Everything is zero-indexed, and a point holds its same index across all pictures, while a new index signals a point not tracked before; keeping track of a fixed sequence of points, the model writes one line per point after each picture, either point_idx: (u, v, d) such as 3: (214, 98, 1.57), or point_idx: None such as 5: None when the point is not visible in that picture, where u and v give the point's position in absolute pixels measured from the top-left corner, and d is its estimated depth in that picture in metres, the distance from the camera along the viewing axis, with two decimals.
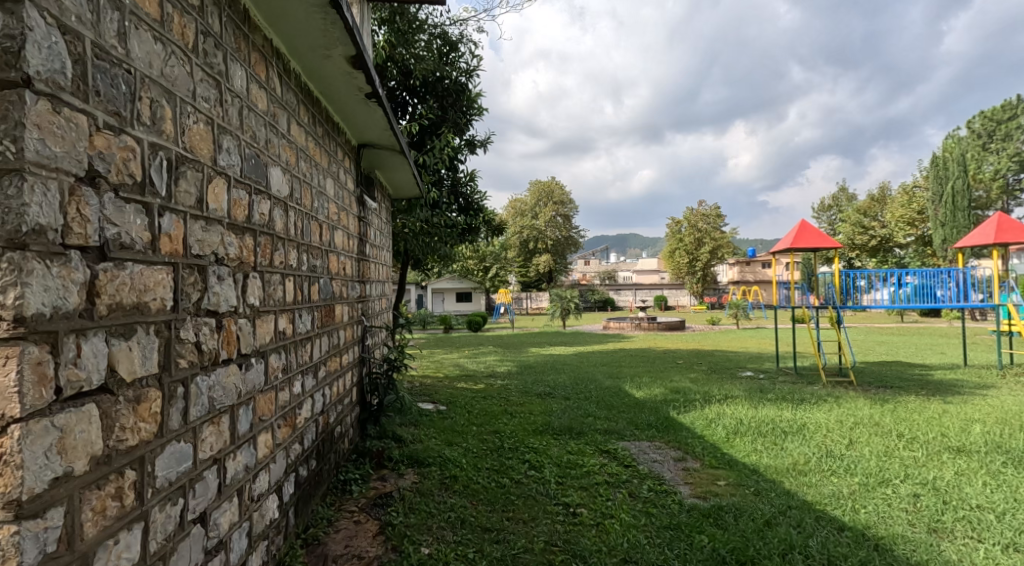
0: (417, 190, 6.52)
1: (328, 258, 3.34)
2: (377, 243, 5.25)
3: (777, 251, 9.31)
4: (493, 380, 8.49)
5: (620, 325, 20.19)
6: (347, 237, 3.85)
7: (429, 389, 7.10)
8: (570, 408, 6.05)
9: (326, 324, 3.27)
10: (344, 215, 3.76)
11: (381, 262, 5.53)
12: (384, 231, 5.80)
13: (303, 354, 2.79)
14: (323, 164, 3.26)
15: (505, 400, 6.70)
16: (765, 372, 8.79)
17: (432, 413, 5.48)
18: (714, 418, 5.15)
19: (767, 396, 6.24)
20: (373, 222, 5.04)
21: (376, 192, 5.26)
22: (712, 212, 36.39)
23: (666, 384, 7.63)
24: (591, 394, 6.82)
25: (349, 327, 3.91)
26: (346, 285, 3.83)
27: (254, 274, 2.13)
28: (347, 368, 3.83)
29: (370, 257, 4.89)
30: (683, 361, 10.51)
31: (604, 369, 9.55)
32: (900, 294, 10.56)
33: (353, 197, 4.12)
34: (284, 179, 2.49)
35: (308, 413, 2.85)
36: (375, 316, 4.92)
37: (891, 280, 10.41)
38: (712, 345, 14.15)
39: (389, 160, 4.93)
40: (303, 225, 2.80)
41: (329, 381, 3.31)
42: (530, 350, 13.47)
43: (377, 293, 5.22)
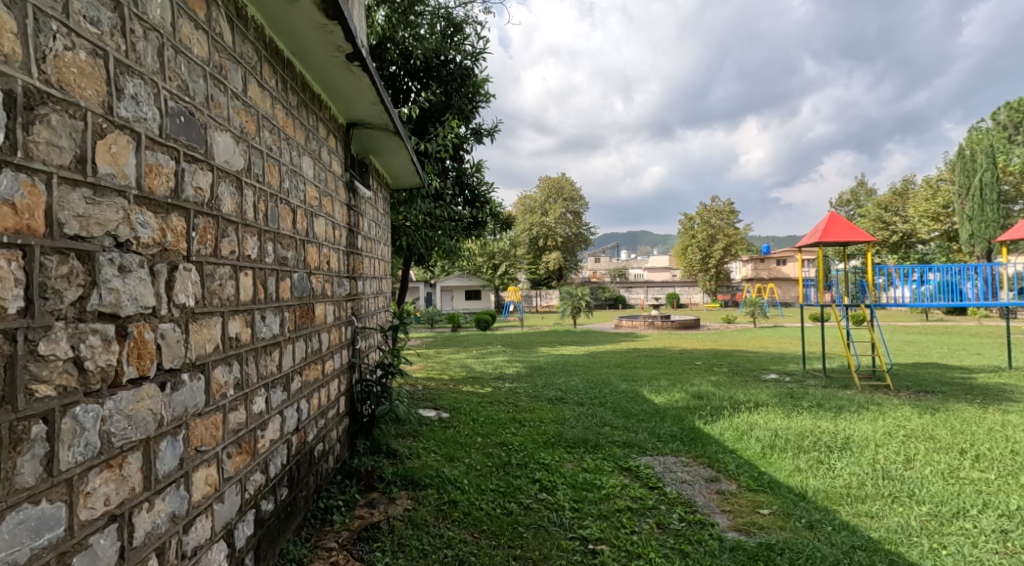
0: (417, 181, 6.05)
1: (306, 249, 2.87)
2: (371, 236, 4.79)
3: (804, 245, 8.75)
4: (501, 383, 8.01)
5: (632, 324, 19.66)
6: (331, 225, 3.38)
7: (433, 394, 6.63)
8: (584, 416, 5.55)
9: (303, 327, 2.80)
10: (327, 201, 3.29)
11: (377, 257, 5.06)
12: (381, 224, 5.32)
13: (266, 363, 2.31)
14: (297, 139, 2.78)
15: (513, 405, 6.23)
16: (791, 375, 8.26)
17: (432, 422, 5.02)
18: (745, 430, 4.64)
19: (801, 403, 5.71)
20: (366, 213, 4.58)
21: (370, 179, 4.79)
22: (725, 208, 35.81)
23: (686, 388, 7.12)
24: (607, 400, 6.32)
25: (334, 329, 3.44)
26: (330, 282, 3.35)
27: (186, 265, 1.66)
28: (332, 376, 3.37)
29: (362, 250, 4.41)
30: (701, 362, 9.99)
31: (618, 371, 9.05)
32: (922, 293, 9.77)
33: (340, 181, 3.65)
34: (235, 150, 2.01)
35: (274, 434, 2.37)
36: (369, 316, 4.45)
37: (912, 276, 9.63)
38: (730, 344, 13.59)
39: (384, 144, 4.48)
40: (266, 208, 2.32)
41: (306, 393, 2.84)
42: (540, 350, 12.99)
43: (372, 289, 4.76)
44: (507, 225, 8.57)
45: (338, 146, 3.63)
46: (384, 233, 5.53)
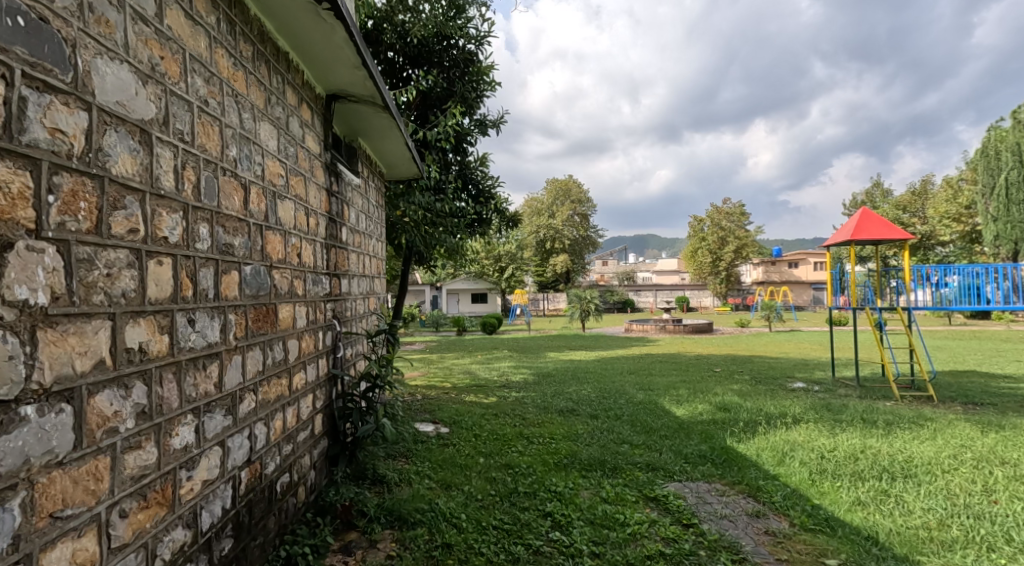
0: (414, 170, 5.51)
1: (264, 237, 2.32)
2: (361, 228, 4.25)
3: (832, 243, 8.15)
4: (507, 392, 7.46)
5: (642, 328, 19.04)
6: (302, 210, 2.83)
7: (433, 405, 6.09)
8: (599, 433, 4.98)
9: (259, 333, 2.24)
10: (297, 180, 2.74)
11: (369, 253, 4.51)
12: (374, 216, 4.80)
13: (196, 382, 1.76)
14: (253, 101, 2.25)
15: (520, 418, 5.68)
16: (819, 385, 7.68)
17: (430, 439, 4.46)
18: (786, 450, 4.06)
19: (841, 418, 5.12)
20: (354, 201, 4.04)
21: (358, 165, 4.25)
22: (736, 210, 35.17)
23: (708, 399, 6.56)
24: (623, 413, 5.74)
25: (307, 336, 2.88)
26: (301, 278, 2.79)
27: (33, 248, 1.14)
28: (304, 392, 2.82)
29: (348, 244, 3.85)
30: (719, 369, 9.40)
31: (633, 379, 8.49)
32: (939, 296, 9.03)
33: (317, 161, 3.11)
34: (147, 93, 1.48)
35: (210, 473, 1.82)
36: (355, 320, 3.88)
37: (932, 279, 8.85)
38: (747, 350, 12.97)
39: (375, 125, 3.96)
40: (199, 177, 1.77)
41: (263, 415, 2.29)
42: (549, 355, 12.44)
43: (362, 290, 4.23)
44: (514, 223, 8.02)
45: (315, 120, 3.10)
46: (378, 227, 5.01)
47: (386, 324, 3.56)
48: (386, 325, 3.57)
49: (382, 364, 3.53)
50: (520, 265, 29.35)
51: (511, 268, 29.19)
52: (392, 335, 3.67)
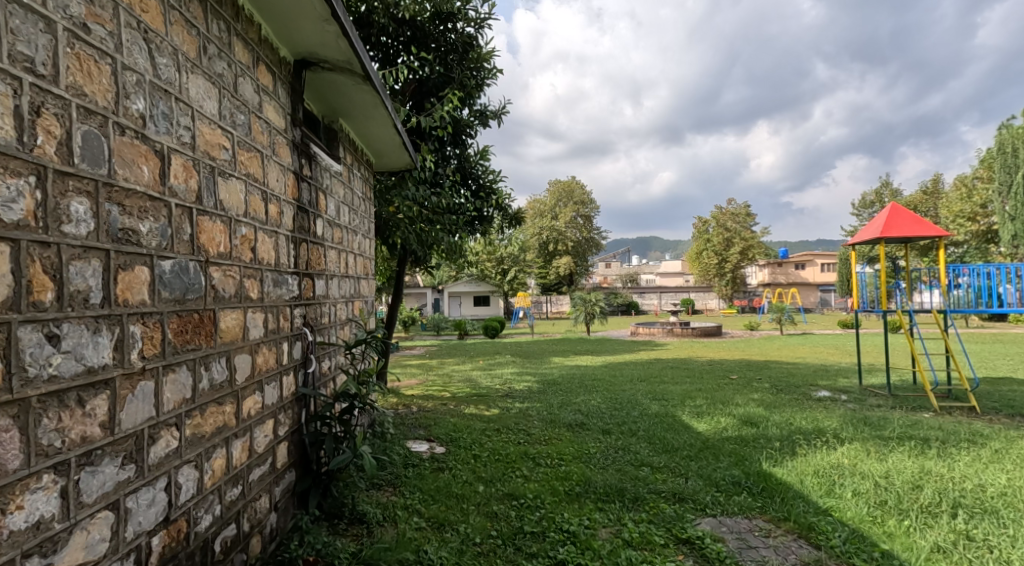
0: (407, 160, 4.97)
1: (195, 223, 1.78)
2: (342, 221, 3.73)
3: (858, 241, 7.55)
4: (511, 402, 6.94)
5: (649, 331, 18.48)
6: (257, 193, 2.30)
7: (428, 418, 5.56)
8: (614, 453, 4.43)
9: (186, 350, 1.71)
10: (248, 157, 2.20)
11: (353, 251, 3.99)
12: (360, 210, 4.27)
13: (62, 423, 1.24)
14: (179, 44, 1.70)
15: (524, 434, 5.14)
16: (846, 396, 7.16)
17: (422, 463, 3.92)
18: (833, 476, 3.52)
19: (884, 434, 4.58)
20: (333, 189, 3.51)
21: (339, 149, 3.72)
22: (742, 211, 34.58)
23: (730, 411, 6.02)
24: (638, 428, 5.20)
25: (264, 349, 2.34)
26: (254, 277, 2.25)
27: None
28: (260, 419, 2.28)
29: (325, 239, 3.32)
30: (735, 376, 8.88)
31: (644, 387, 7.97)
32: (955, 299, 8.22)
33: (280, 137, 2.58)
34: None
35: (88, 552, 1.31)
36: (333, 327, 3.34)
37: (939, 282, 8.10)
38: (761, 355, 12.43)
39: (357, 102, 3.45)
40: (70, 132, 1.26)
41: (194, 456, 1.75)
42: (553, 360, 11.91)
43: (345, 293, 3.71)
44: (516, 221, 7.48)
45: (278, 89, 2.56)
46: (366, 222, 4.49)
47: (369, 330, 3.03)
48: (369, 331, 3.04)
49: (362, 380, 2.99)
50: (524, 267, 28.88)
51: (513, 270, 28.69)
52: (376, 343, 3.14)
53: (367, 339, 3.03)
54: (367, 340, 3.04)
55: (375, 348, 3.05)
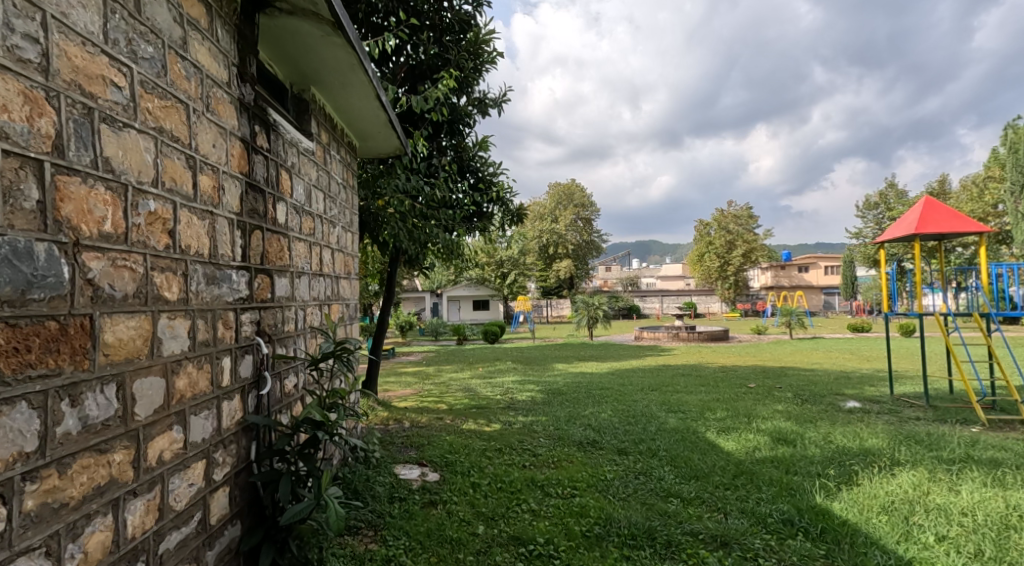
0: (396, 145, 4.39)
1: (49, 184, 1.22)
2: (315, 210, 3.12)
3: (889, 238, 6.97)
4: (514, 415, 6.36)
5: (654, 335, 17.90)
6: (180, 158, 1.69)
7: (421, 436, 4.97)
8: (635, 480, 3.84)
9: (20, 378, 1.15)
10: (162, 106, 1.59)
11: (329, 246, 3.38)
12: (339, 199, 3.67)
13: None
14: None
15: (529, 454, 4.55)
16: (878, 407, 6.59)
17: (412, 497, 3.31)
18: (906, 513, 2.93)
19: (944, 456, 3.99)
20: (302, 170, 2.91)
21: (310, 123, 3.12)
22: (745, 212, 34.03)
23: (756, 427, 5.44)
24: (658, 447, 4.62)
25: (192, 368, 1.74)
26: (173, 272, 1.65)
27: None
28: (182, 464, 1.67)
29: (290, 228, 2.72)
30: (753, 385, 8.29)
31: (657, 397, 7.39)
32: (1001, 297, 7.43)
33: (220, 91, 1.97)
34: None
35: None
36: (297, 336, 2.73)
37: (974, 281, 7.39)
38: (774, 361, 11.84)
39: (330, 64, 2.85)
40: None
41: (45, 540, 1.19)
42: (557, 367, 11.30)
43: (317, 295, 3.10)
44: (519, 217, 6.89)
45: (216, 28, 1.96)
46: (347, 214, 3.89)
47: (339, 340, 2.43)
48: (341, 341, 2.42)
49: (332, 403, 2.37)
50: (524, 271, 28.25)
51: (513, 274, 28.05)
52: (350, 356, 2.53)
53: (337, 353, 2.42)
54: (338, 354, 2.43)
55: (349, 364, 2.44)
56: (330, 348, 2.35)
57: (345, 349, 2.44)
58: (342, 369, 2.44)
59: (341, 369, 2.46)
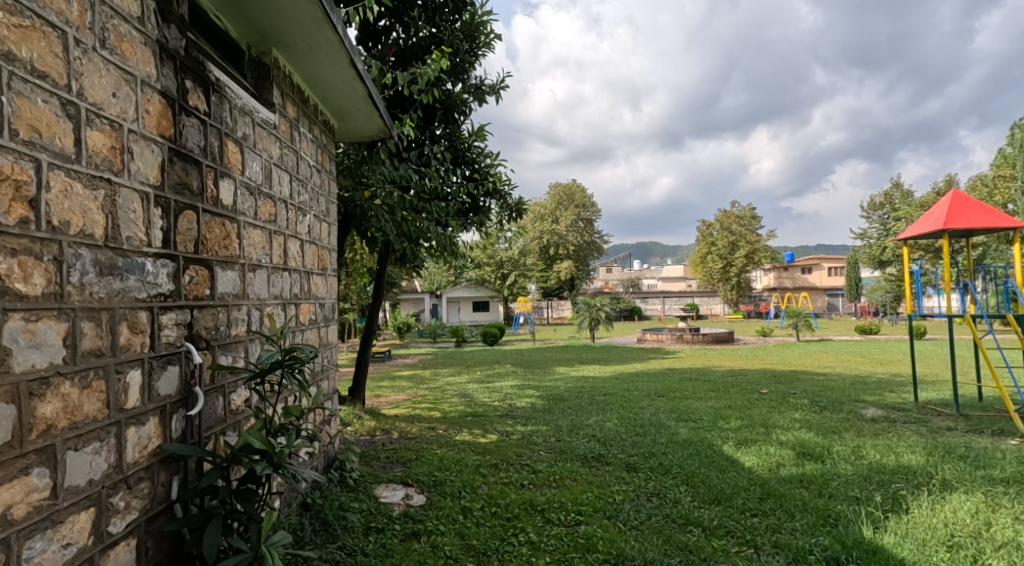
0: (380, 126, 3.92)
1: None
2: (276, 194, 2.66)
3: (913, 234, 6.55)
4: (513, 423, 5.91)
5: (657, 338, 17.45)
6: (49, 103, 1.29)
7: (409, 450, 4.52)
8: (648, 503, 3.39)
9: None
10: (13, 25, 1.21)
11: (296, 237, 2.92)
12: (311, 183, 3.21)
13: None
14: None
15: (527, 471, 4.10)
16: (902, 415, 6.14)
17: (391, 527, 2.86)
18: (974, 552, 2.52)
19: (996, 476, 3.54)
20: (260, 144, 2.46)
21: (271, 92, 2.67)
22: (748, 212, 33.55)
23: (775, 439, 4.98)
24: (671, 463, 4.17)
25: (71, 385, 1.32)
26: (29, 258, 1.24)
27: None
28: (47, 517, 1.26)
29: (239, 210, 2.26)
30: (766, 391, 7.83)
31: (664, 404, 6.94)
32: None
33: (127, 25, 1.53)
34: None
35: None
36: (242, 343, 2.25)
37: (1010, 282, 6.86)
38: (784, 365, 11.36)
39: (291, 17, 2.37)
40: None
41: None
42: (557, 371, 10.81)
43: (276, 293, 2.65)
44: (518, 211, 6.41)
45: None
46: (322, 202, 3.42)
47: (284, 346, 1.96)
48: (288, 347, 1.96)
49: (280, 428, 1.91)
50: (524, 271, 27.79)
51: (513, 275, 27.55)
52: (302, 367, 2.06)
53: (283, 362, 1.95)
54: (285, 364, 1.96)
55: (300, 378, 1.97)
56: (269, 355, 1.89)
57: (292, 357, 1.97)
58: (292, 383, 1.97)
59: (288, 384, 1.98)
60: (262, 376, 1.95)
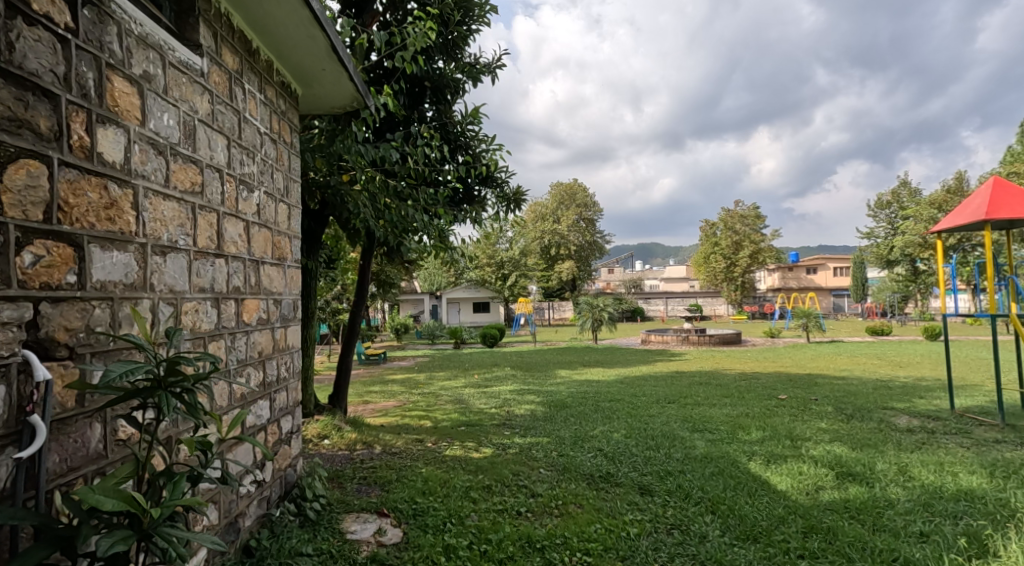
0: (353, 95, 3.32)
1: None
2: (205, 159, 2.10)
3: (944, 227, 6.08)
4: (509, 434, 5.36)
5: (662, 339, 16.90)
6: None
7: (390, 469, 3.96)
8: (667, 539, 2.84)
9: None
10: None
11: (236, 216, 2.37)
12: (261, 154, 2.65)
13: None
14: None
15: (526, 496, 3.54)
16: (939, 425, 5.56)
17: None
18: None
19: None
20: (175, 90, 1.90)
21: (198, 32, 2.11)
22: (752, 212, 32.95)
23: (806, 454, 4.41)
24: (691, 486, 3.63)
25: None
26: None
27: None
28: None
29: (136, 173, 1.68)
30: (785, 397, 7.26)
31: (676, 412, 6.37)
32: None
33: None
34: None
35: None
36: (120, 344, 1.57)
37: None
38: (798, 368, 10.77)
39: None
40: None
41: None
42: (559, 374, 10.26)
43: (203, 285, 2.08)
44: (516, 202, 5.83)
45: None
46: (277, 177, 2.87)
47: (161, 356, 1.32)
48: (164, 356, 1.31)
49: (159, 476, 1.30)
50: (524, 272, 27.22)
51: (513, 275, 26.99)
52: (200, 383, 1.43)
53: (162, 382, 1.32)
54: (166, 383, 1.32)
55: (190, 404, 1.34)
56: (125, 369, 1.24)
57: (175, 373, 1.33)
58: (176, 412, 1.33)
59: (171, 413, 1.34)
60: (135, 398, 1.32)
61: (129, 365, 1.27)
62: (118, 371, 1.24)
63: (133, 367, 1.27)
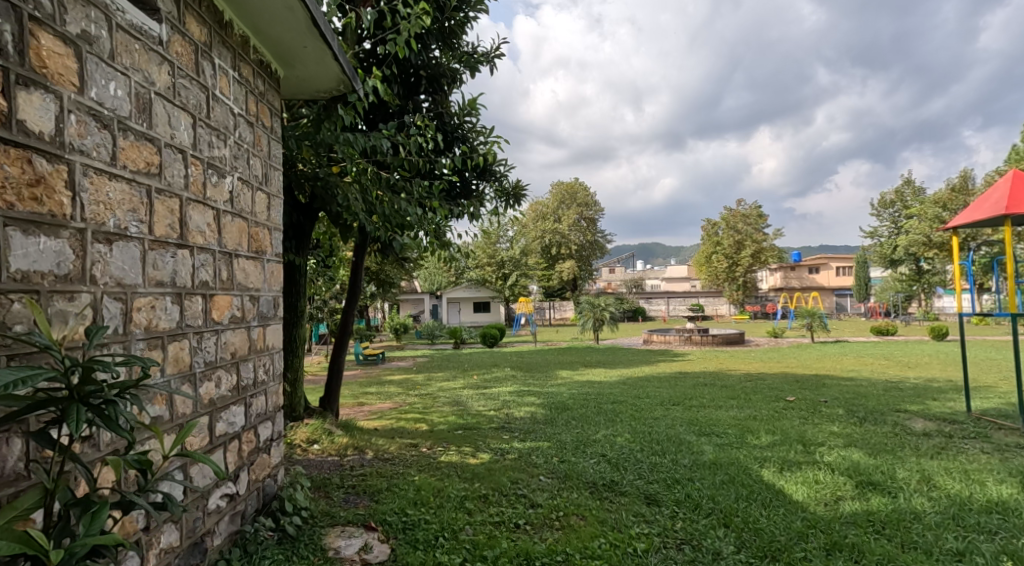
0: (338, 78, 3.11)
1: None
2: (165, 138, 1.88)
3: (958, 224, 5.91)
4: (507, 438, 5.13)
5: (664, 339, 16.68)
6: None
7: (381, 477, 3.74)
8: (678, 556, 2.62)
9: None
10: None
11: (204, 202, 2.14)
12: (235, 137, 2.43)
13: None
14: None
15: (524, 506, 3.32)
16: (956, 429, 5.33)
17: None
18: None
19: None
20: (125, 56, 1.68)
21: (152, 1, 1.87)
22: (754, 211, 32.69)
23: (821, 461, 4.18)
24: (701, 496, 3.40)
25: None
26: None
27: None
28: None
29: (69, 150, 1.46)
30: (793, 399, 7.03)
31: (681, 415, 6.14)
32: None
33: None
34: None
35: None
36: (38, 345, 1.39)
37: None
38: (805, 369, 10.53)
39: None
40: None
41: None
42: (560, 375, 10.03)
43: (161, 279, 1.86)
44: (515, 197, 5.60)
45: None
46: (254, 163, 2.64)
47: (72, 363, 1.18)
48: (75, 362, 1.18)
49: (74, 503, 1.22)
50: (524, 271, 26.99)
51: (514, 275, 26.74)
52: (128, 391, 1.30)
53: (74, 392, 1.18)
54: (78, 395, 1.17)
55: (109, 417, 1.18)
56: (21, 379, 1.09)
57: (91, 382, 1.20)
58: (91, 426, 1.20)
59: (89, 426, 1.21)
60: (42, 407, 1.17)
61: (30, 372, 1.13)
62: (8, 379, 1.09)
63: (33, 375, 1.12)
